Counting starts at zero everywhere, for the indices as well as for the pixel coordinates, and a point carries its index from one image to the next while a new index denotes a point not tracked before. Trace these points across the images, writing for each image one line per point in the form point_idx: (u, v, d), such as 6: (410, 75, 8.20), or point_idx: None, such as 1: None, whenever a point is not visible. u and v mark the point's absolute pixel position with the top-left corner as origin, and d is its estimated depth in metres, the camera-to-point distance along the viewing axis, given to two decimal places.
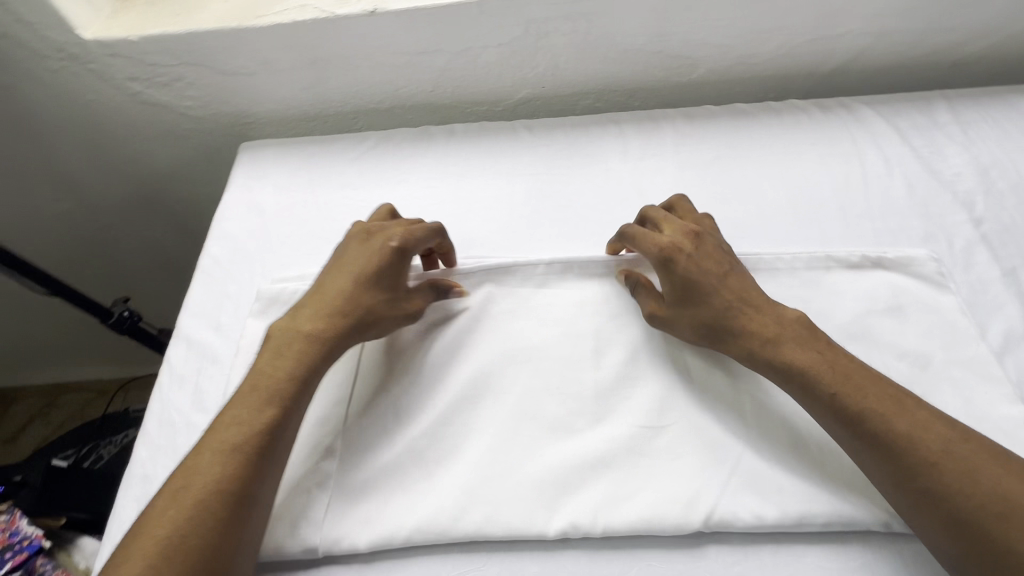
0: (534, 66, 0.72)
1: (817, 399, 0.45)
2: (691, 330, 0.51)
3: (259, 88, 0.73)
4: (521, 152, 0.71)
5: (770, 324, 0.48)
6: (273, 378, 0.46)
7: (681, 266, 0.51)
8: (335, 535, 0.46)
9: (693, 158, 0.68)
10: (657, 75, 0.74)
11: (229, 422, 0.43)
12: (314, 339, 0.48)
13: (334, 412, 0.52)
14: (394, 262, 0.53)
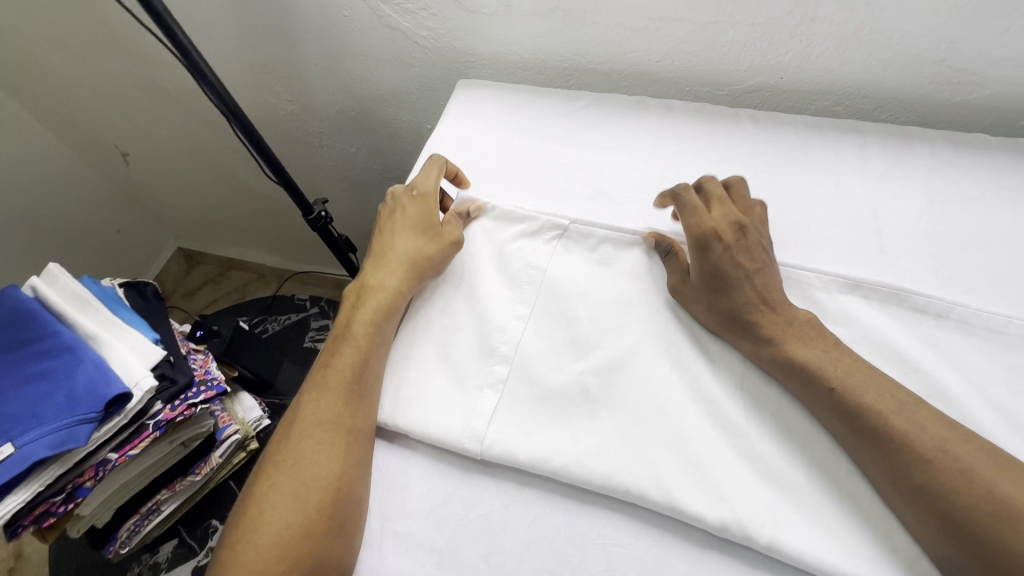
0: (781, 52, 0.65)
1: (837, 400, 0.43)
2: (705, 313, 0.51)
3: (492, 30, 0.75)
4: (740, 143, 0.66)
5: (777, 311, 0.49)
6: (364, 302, 0.56)
7: (714, 253, 0.51)
8: (500, 436, 0.49)
9: (948, 192, 0.59)
10: (926, 88, 0.64)
11: (338, 333, 0.55)
12: (386, 289, 0.56)
13: (514, 326, 0.55)
14: (425, 211, 0.60)
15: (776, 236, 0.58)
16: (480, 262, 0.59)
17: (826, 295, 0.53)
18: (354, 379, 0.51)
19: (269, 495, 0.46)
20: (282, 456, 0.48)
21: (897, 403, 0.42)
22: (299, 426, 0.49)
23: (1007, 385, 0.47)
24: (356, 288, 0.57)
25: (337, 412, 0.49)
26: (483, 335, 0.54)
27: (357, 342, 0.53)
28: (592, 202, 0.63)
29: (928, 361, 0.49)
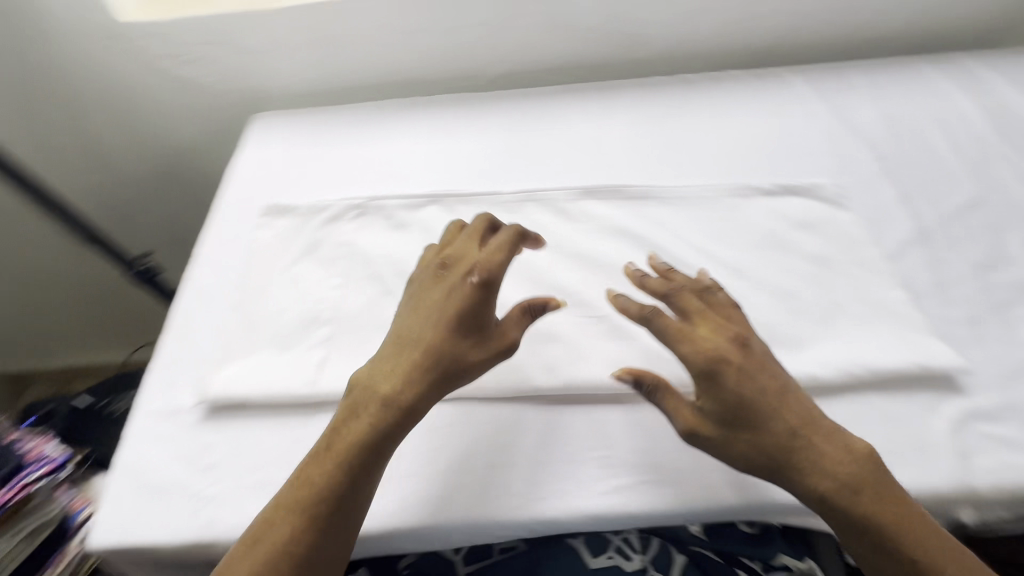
0: (505, 44, 0.84)
1: (812, 457, 0.44)
2: (736, 455, 0.45)
3: (270, 66, 0.84)
4: (494, 116, 0.81)
5: (787, 418, 0.45)
6: (370, 413, 0.46)
7: (732, 382, 0.45)
8: (332, 377, 0.56)
9: (642, 117, 0.79)
10: (613, 51, 0.86)
11: (321, 439, 0.47)
12: (391, 405, 0.46)
13: (332, 295, 0.63)
14: (472, 305, 0.48)
15: (530, 174, 0.73)
16: (294, 254, 0.66)
17: (570, 204, 0.68)
18: (330, 493, 0.44)
19: None
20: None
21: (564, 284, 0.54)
22: (241, 554, 0.42)
23: (696, 229, 0.65)
24: (373, 397, 0.47)
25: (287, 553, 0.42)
26: (306, 308, 0.62)
27: (330, 459, 0.45)
28: (385, 183, 0.73)
29: (643, 229, 0.65)
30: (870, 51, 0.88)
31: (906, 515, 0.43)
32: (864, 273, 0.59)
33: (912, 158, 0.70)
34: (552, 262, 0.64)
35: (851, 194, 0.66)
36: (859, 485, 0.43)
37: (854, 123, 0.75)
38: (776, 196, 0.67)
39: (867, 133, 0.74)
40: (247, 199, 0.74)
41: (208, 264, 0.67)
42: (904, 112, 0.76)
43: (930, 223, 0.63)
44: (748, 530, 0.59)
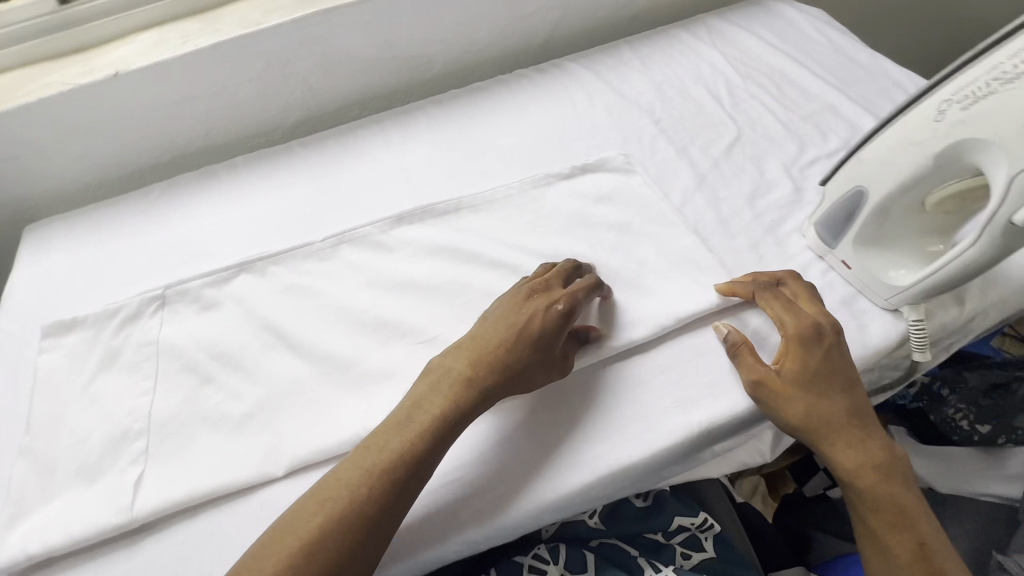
0: (290, 91, 0.82)
1: (784, 404, 0.49)
2: (795, 417, 0.49)
3: (29, 169, 0.75)
4: (296, 164, 0.79)
5: (793, 397, 0.49)
6: (451, 391, 0.49)
7: (824, 347, 0.50)
8: (152, 494, 0.50)
9: (443, 133, 0.80)
10: (402, 77, 0.87)
11: (394, 416, 0.49)
12: (468, 386, 0.49)
13: (143, 401, 0.57)
14: (557, 321, 0.53)
15: (342, 215, 0.72)
16: (92, 369, 0.59)
17: (385, 234, 0.68)
18: (399, 464, 0.46)
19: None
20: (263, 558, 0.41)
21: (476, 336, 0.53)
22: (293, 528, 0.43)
23: (508, 227, 0.67)
24: (455, 377, 0.50)
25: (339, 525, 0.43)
26: (114, 425, 0.55)
27: (406, 434, 0.47)
28: (187, 264, 0.68)
29: (458, 240, 0.66)
30: (634, 28, 0.97)
31: (870, 447, 0.49)
32: (660, 229, 0.64)
33: (682, 114, 0.77)
34: (376, 297, 0.62)
35: (638, 159, 0.72)
36: (827, 430, 0.49)
37: (630, 94, 0.82)
38: (573, 178, 0.70)
39: (642, 100, 0.80)
40: (28, 323, 0.65)
41: None
42: (669, 74, 0.84)
43: (705, 168, 0.70)
44: (642, 503, 0.63)
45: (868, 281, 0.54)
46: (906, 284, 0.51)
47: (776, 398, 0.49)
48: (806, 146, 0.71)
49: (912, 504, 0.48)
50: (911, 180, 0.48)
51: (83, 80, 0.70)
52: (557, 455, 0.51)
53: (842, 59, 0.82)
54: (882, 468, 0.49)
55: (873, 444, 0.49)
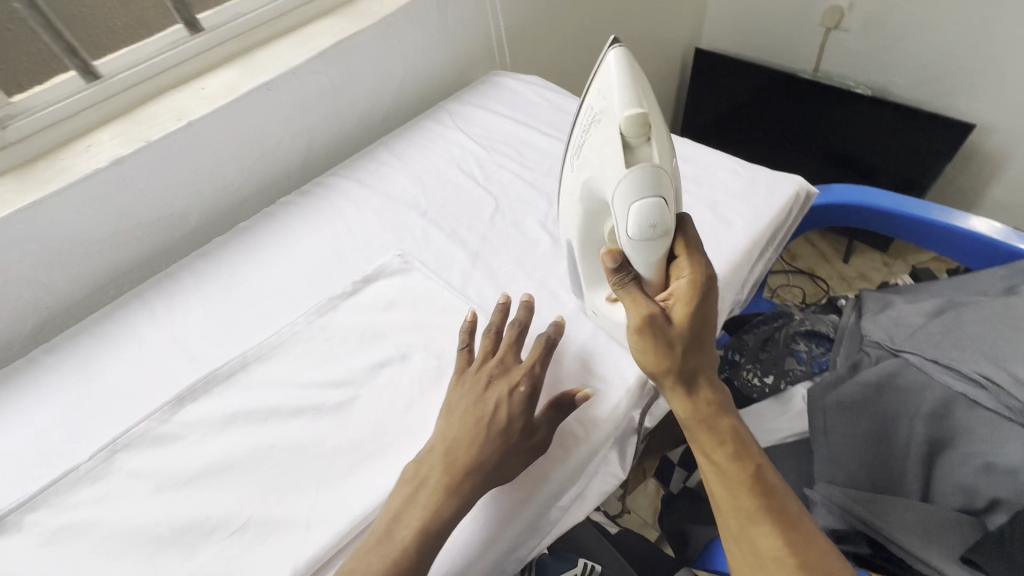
0: (14, 297, 0.71)
1: (655, 352, 0.52)
2: (665, 355, 0.52)
3: None
4: (43, 376, 0.68)
5: (668, 339, 0.52)
6: (432, 500, 0.50)
7: (699, 296, 0.53)
8: None
9: (213, 285, 0.76)
10: (154, 242, 0.81)
11: (368, 540, 0.49)
12: (449, 495, 0.50)
13: None
14: (525, 391, 0.56)
15: (111, 415, 0.63)
16: None
17: (167, 422, 0.61)
18: None
19: None
20: None
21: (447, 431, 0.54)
22: None
23: (303, 366, 0.64)
24: (434, 485, 0.50)
25: None
26: None
27: (388, 552, 0.47)
28: None
29: (252, 399, 0.62)
30: (386, 126, 1.03)
31: (723, 408, 0.53)
32: (450, 315, 0.67)
33: (446, 199, 0.83)
34: (170, 500, 0.55)
35: (416, 253, 0.75)
36: (685, 369, 0.53)
37: (394, 193, 0.86)
38: (358, 293, 0.71)
39: (407, 195, 0.85)
40: None
41: None
42: (425, 164, 0.90)
43: (476, 245, 0.75)
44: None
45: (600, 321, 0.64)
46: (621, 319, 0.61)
47: (666, 335, 0.51)
48: (552, 198, 0.81)
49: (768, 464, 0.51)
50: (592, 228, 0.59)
51: None
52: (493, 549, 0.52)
53: (563, 115, 0.96)
54: (737, 430, 0.52)
55: (722, 405, 0.54)
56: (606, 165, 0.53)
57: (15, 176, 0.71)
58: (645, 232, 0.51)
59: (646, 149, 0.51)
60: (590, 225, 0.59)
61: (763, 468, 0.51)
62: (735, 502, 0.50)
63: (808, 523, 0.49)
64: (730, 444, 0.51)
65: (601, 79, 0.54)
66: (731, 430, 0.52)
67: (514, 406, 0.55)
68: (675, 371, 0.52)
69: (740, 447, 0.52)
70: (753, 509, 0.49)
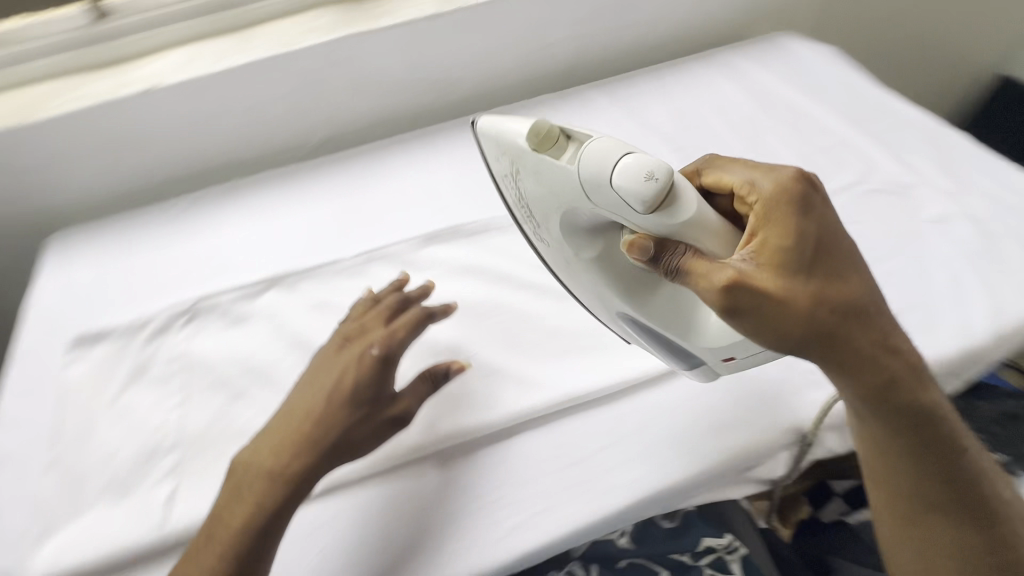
0: (318, 109, 0.83)
1: (774, 330, 0.42)
2: (795, 320, 0.41)
3: (61, 179, 0.77)
4: (322, 178, 0.79)
5: (785, 292, 0.41)
6: (257, 493, 0.47)
7: (793, 232, 0.42)
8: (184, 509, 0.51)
9: (469, 151, 0.81)
10: (426, 99, 0.89)
11: (198, 540, 0.47)
12: (275, 476, 0.47)
13: (174, 414, 0.57)
14: (376, 368, 0.52)
15: (371, 230, 0.72)
16: (120, 384, 0.59)
17: (415, 252, 0.69)
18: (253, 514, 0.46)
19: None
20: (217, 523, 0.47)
21: (292, 401, 0.51)
22: (239, 492, 0.48)
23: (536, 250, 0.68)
24: (260, 472, 0.48)
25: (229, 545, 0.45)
26: (146, 438, 0.55)
27: (239, 507, 0.47)
28: (216, 277, 0.68)
29: (489, 260, 0.67)
30: (652, 57, 0.99)
31: (894, 367, 0.44)
32: None
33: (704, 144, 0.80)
34: None
35: None
36: (834, 328, 0.42)
37: (651, 122, 0.84)
38: None
39: (664, 128, 0.83)
40: (53, 331, 0.65)
41: (9, 423, 0.57)
42: (689, 104, 0.86)
43: None
44: (670, 524, 0.64)
45: (669, 355, 0.54)
46: (705, 330, 0.50)
47: (782, 293, 0.41)
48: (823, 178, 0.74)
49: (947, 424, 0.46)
50: (610, 263, 0.54)
51: (123, 92, 0.72)
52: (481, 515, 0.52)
53: (855, 97, 0.86)
54: (907, 394, 0.44)
55: (889, 363, 0.44)
56: (558, 192, 0.50)
57: (352, 5, 0.80)
58: (631, 178, 0.44)
59: (569, 156, 0.48)
60: (604, 262, 0.54)
61: (939, 439, 0.46)
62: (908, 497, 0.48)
63: (987, 490, 0.47)
64: (903, 421, 0.45)
65: (498, 124, 0.53)
66: (896, 401, 0.44)
67: (365, 370, 0.51)
68: (824, 334, 0.42)
69: (914, 419, 0.45)
70: (932, 487, 0.47)
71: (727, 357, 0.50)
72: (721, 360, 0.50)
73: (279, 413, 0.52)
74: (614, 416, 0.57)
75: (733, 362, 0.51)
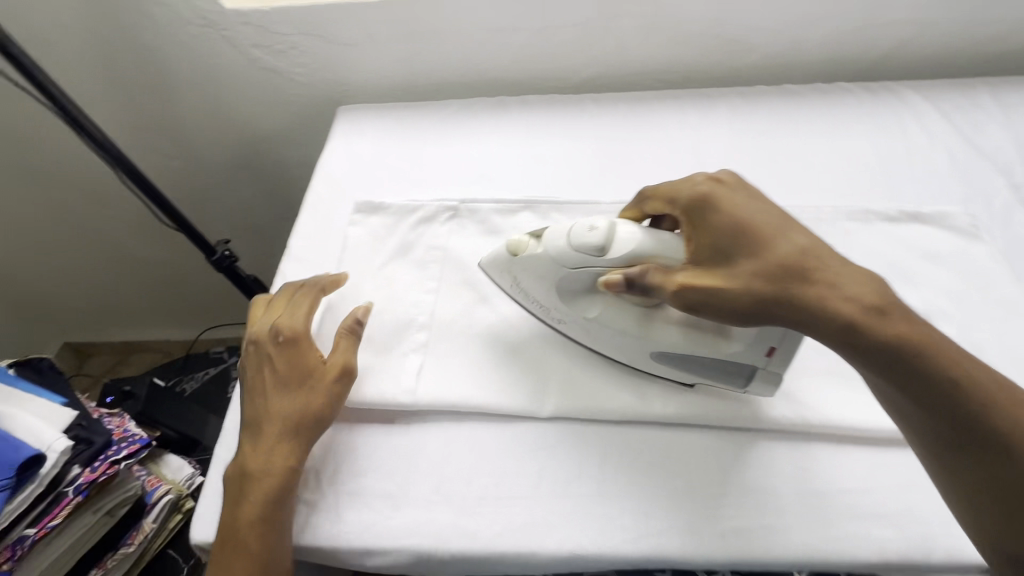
0: (602, 45, 0.80)
1: (725, 309, 0.42)
2: (747, 291, 0.41)
3: (360, 59, 0.83)
4: (590, 117, 0.79)
5: (732, 270, 0.42)
6: (262, 454, 0.48)
7: (702, 216, 0.45)
8: (427, 385, 0.54)
9: (747, 127, 0.76)
10: (713, 58, 0.81)
11: (241, 448, 0.50)
12: (280, 434, 0.49)
13: (426, 298, 0.61)
14: (290, 339, 0.53)
15: (631, 182, 0.71)
16: (388, 257, 0.65)
17: None
18: (281, 463, 0.48)
19: (227, 511, 0.47)
20: (237, 464, 0.49)
21: (253, 371, 0.53)
22: (242, 455, 0.49)
23: None
24: (244, 450, 0.49)
25: (253, 478, 0.48)
26: (402, 311, 0.60)
27: (241, 464, 0.49)
28: (479, 186, 0.72)
29: None
30: (993, 66, 0.81)
31: (890, 324, 0.39)
32: (999, 312, 0.57)
33: None
34: None
35: (984, 225, 0.63)
36: (789, 290, 0.40)
37: (981, 145, 0.70)
38: (903, 223, 0.63)
39: (997, 156, 0.69)
40: (338, 194, 0.73)
41: (299, 258, 0.66)
42: None
43: None
44: None
45: (718, 380, 0.50)
46: (732, 339, 0.47)
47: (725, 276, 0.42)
48: None
49: (976, 387, 0.38)
50: (617, 315, 0.50)
51: None
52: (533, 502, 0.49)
53: None
54: (895, 342, 0.38)
55: (843, 306, 0.39)
56: (542, 273, 0.51)
57: None
58: (580, 243, 0.47)
59: (533, 248, 0.51)
60: (604, 317, 0.51)
61: (981, 404, 0.37)
62: (968, 487, 0.38)
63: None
64: (921, 389, 0.38)
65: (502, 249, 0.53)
66: (891, 348, 0.38)
67: (290, 341, 0.52)
68: (764, 300, 0.41)
69: (939, 386, 0.38)
70: (989, 475, 0.37)
71: (768, 348, 0.46)
72: (762, 356, 0.47)
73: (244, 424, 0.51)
74: (889, 466, 0.49)
75: (779, 355, 0.47)
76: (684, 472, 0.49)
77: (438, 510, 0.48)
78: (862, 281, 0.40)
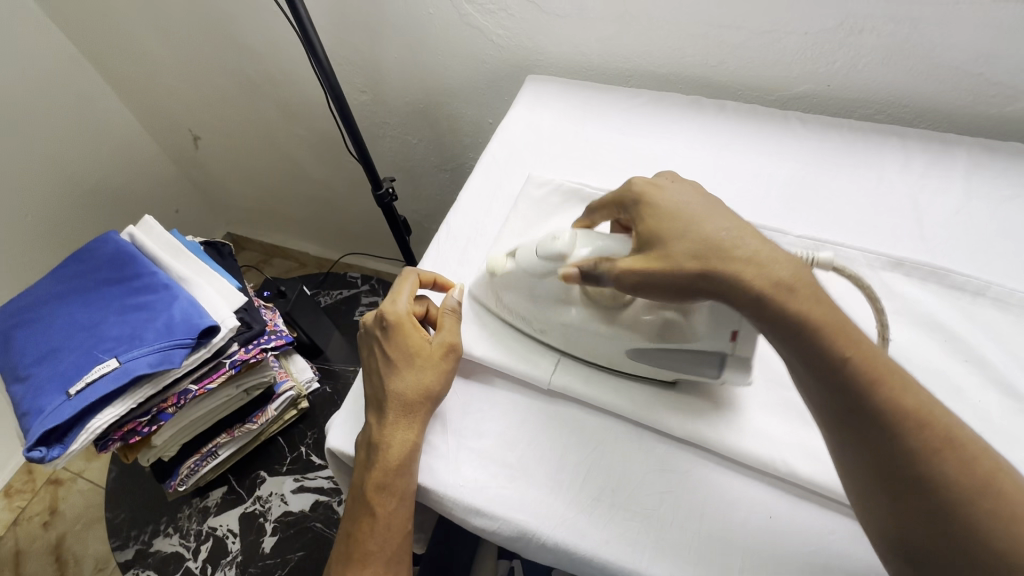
0: (829, 61, 0.72)
1: (664, 286, 0.44)
2: (676, 270, 0.43)
3: (564, 30, 0.82)
4: (789, 139, 0.72)
5: (673, 250, 0.44)
6: (383, 430, 0.50)
7: (651, 200, 0.48)
8: (561, 369, 0.54)
9: (985, 190, 0.64)
10: (963, 100, 0.70)
11: (368, 424, 0.52)
12: (398, 411, 0.50)
13: None
14: (397, 322, 0.54)
15: (822, 220, 0.65)
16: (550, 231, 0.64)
17: (870, 271, 0.58)
18: (404, 439, 0.50)
19: (359, 478, 0.51)
20: (365, 438, 0.51)
21: (373, 355, 0.55)
22: (368, 431, 0.51)
23: None
24: (371, 423, 0.51)
25: (376, 454, 0.49)
26: None
27: (368, 437, 0.51)
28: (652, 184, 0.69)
29: (966, 332, 0.53)
30: None
31: (802, 311, 0.39)
32: None
33: None
34: None
35: None
36: (714, 269, 0.42)
37: None
38: None
39: None
40: (511, 160, 0.74)
41: (465, 213, 0.68)
42: None
43: None
44: None
45: (692, 371, 0.49)
46: (695, 327, 0.48)
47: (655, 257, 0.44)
48: None
49: (904, 394, 0.37)
50: None
51: None
52: (584, 462, 0.50)
53: None
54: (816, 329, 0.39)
55: (752, 278, 0.40)
56: (520, 285, 0.54)
57: None
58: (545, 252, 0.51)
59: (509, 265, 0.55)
60: None
61: (894, 403, 0.37)
62: (877, 487, 0.38)
63: (964, 469, 0.35)
64: (837, 382, 0.38)
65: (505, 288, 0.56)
66: (805, 334, 0.39)
67: (393, 322, 0.53)
68: (701, 275, 0.42)
69: (855, 384, 0.38)
70: (890, 469, 0.37)
71: (731, 331, 0.47)
72: (727, 340, 0.48)
73: (368, 405, 0.53)
74: None
75: (744, 338, 0.48)
76: (819, 545, 0.45)
77: (551, 496, 0.48)
78: (781, 259, 0.41)
